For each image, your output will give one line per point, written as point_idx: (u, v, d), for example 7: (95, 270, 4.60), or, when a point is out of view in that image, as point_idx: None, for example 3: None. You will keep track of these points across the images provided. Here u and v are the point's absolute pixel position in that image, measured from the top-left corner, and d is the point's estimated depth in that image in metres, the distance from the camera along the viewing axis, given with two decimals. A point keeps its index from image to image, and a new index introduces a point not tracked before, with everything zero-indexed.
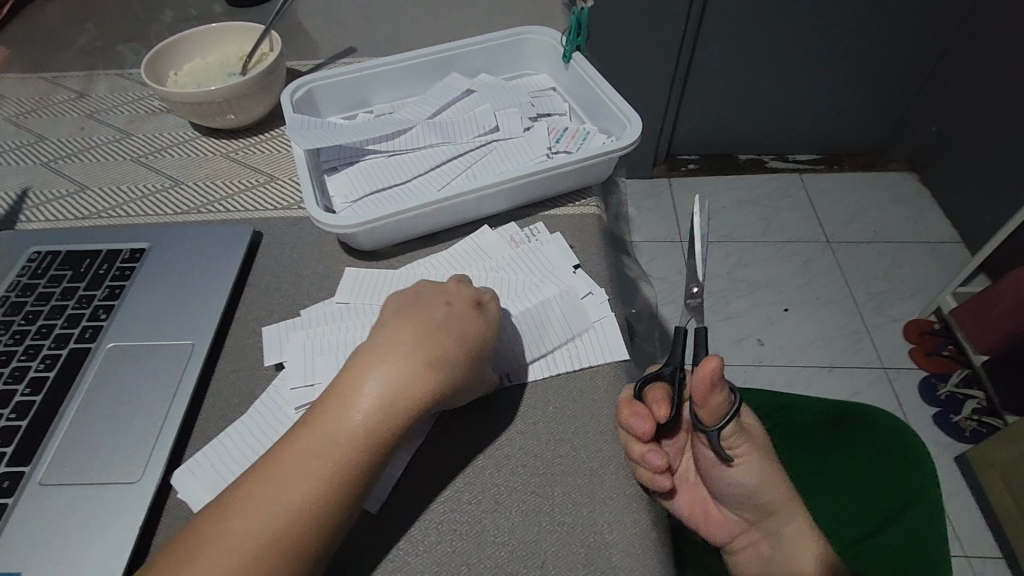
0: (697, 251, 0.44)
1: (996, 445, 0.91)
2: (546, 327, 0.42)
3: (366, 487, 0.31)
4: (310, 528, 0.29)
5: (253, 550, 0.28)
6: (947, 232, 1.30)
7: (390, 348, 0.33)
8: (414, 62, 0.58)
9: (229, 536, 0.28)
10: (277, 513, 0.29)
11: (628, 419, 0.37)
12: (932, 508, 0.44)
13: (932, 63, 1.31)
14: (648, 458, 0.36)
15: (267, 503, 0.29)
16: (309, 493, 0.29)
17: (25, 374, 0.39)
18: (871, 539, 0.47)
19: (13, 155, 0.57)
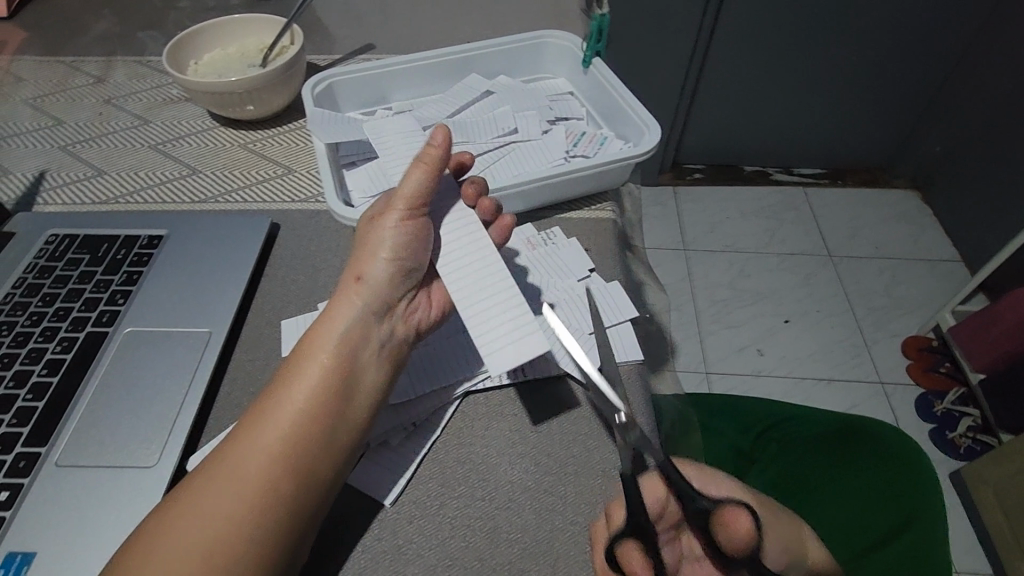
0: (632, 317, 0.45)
1: (991, 463, 0.91)
2: (566, 331, 0.43)
3: (333, 424, 0.34)
4: (276, 460, 0.32)
5: (231, 480, 0.31)
6: (947, 250, 1.31)
7: (347, 286, 0.37)
8: (435, 61, 0.58)
9: (218, 468, 0.32)
10: (248, 443, 0.32)
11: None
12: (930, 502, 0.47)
13: (940, 82, 1.32)
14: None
15: (242, 438, 0.33)
16: (274, 424, 0.33)
17: (42, 356, 0.39)
18: (877, 541, 0.48)
19: (31, 137, 0.57)
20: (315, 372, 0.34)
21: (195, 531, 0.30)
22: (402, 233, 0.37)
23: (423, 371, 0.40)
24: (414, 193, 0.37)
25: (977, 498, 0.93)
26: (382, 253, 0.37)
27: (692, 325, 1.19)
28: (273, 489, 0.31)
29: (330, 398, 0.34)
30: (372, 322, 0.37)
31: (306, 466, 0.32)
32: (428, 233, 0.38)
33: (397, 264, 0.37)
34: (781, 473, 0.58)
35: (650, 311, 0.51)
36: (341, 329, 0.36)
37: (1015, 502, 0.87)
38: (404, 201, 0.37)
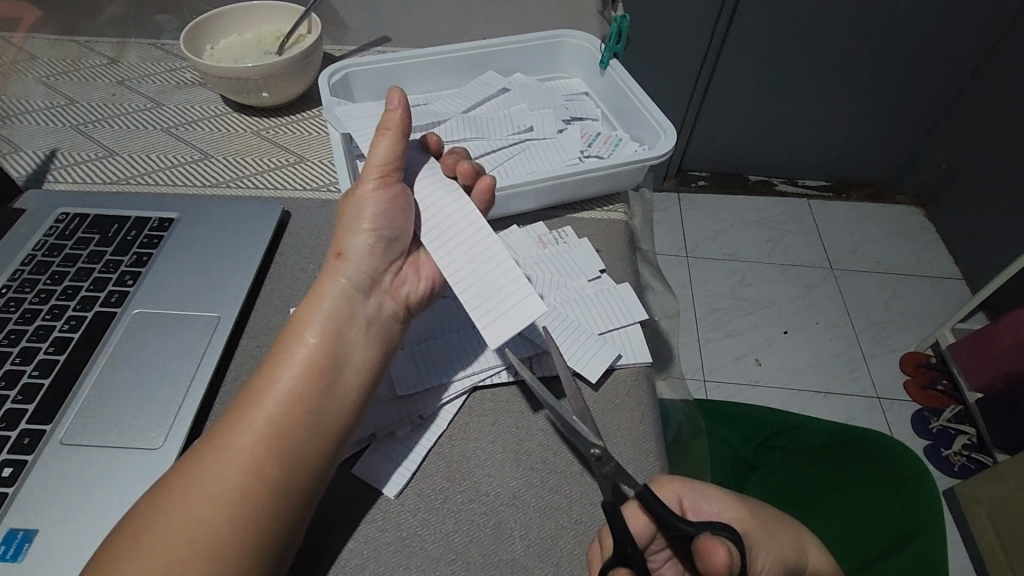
0: (633, 323, 0.44)
1: (986, 481, 0.92)
2: (573, 327, 0.43)
3: (317, 397, 0.34)
4: (262, 438, 0.32)
5: (218, 460, 0.31)
6: (949, 268, 1.31)
7: (331, 269, 0.37)
8: (452, 56, 0.58)
9: (203, 452, 0.32)
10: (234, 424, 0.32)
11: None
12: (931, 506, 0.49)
13: (949, 101, 1.32)
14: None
15: (229, 421, 0.33)
16: (258, 402, 0.33)
17: (49, 334, 0.39)
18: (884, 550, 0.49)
19: (42, 115, 0.57)
20: (298, 350, 0.35)
21: (186, 511, 0.30)
22: (379, 207, 0.37)
23: (421, 356, 0.41)
24: (386, 161, 0.38)
25: (970, 516, 0.93)
26: (364, 229, 0.38)
27: (692, 333, 1.20)
28: (263, 470, 0.31)
29: (311, 372, 0.34)
30: (357, 298, 0.37)
31: (295, 443, 0.32)
32: (402, 201, 0.38)
33: (377, 237, 0.38)
34: (777, 481, 0.58)
35: (656, 314, 0.51)
36: (324, 305, 0.36)
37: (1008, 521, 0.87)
38: (375, 171, 0.38)
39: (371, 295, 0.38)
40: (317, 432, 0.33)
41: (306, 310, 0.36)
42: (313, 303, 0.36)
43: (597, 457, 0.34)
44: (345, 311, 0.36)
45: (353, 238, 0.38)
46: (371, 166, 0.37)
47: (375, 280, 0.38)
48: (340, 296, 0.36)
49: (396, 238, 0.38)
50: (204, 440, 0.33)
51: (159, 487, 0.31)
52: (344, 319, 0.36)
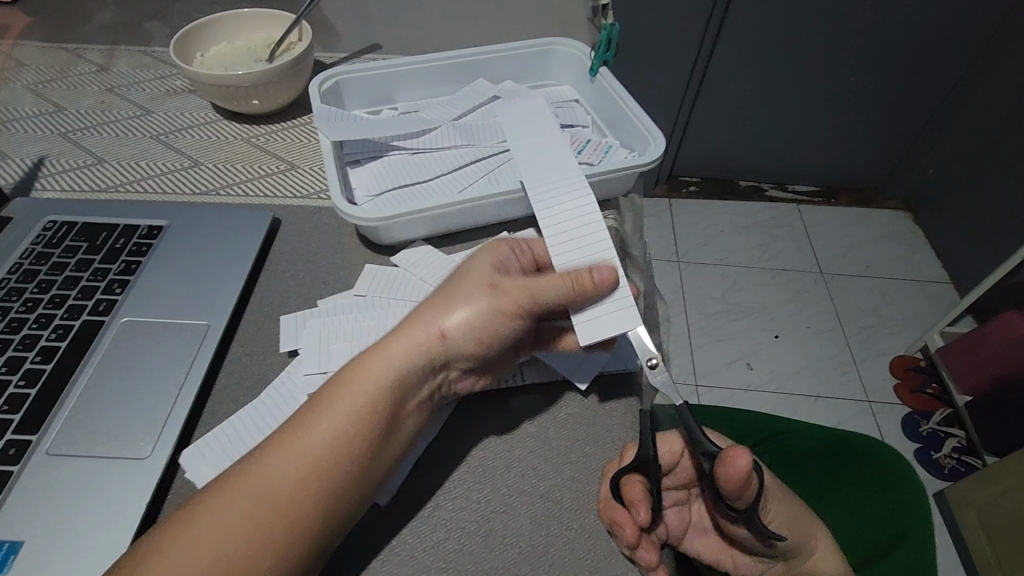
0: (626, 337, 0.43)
1: (975, 483, 0.92)
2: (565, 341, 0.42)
3: (371, 471, 0.33)
4: (311, 493, 0.31)
5: (263, 505, 0.30)
6: (937, 272, 1.33)
7: (421, 329, 0.36)
8: (443, 63, 0.58)
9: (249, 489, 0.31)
10: (287, 471, 0.31)
11: (612, 528, 0.34)
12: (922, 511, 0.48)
13: (935, 107, 1.34)
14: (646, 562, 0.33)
15: (282, 462, 0.32)
16: (319, 457, 0.32)
17: (35, 343, 0.39)
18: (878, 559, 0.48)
19: (30, 123, 0.56)
20: (373, 418, 0.33)
21: (203, 548, 0.29)
22: (493, 304, 0.36)
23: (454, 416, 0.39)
24: (540, 299, 0.36)
25: (960, 518, 0.93)
26: (473, 310, 0.36)
27: (683, 338, 1.20)
28: (299, 530, 0.30)
29: (365, 443, 0.33)
30: (432, 372, 0.35)
31: (337, 510, 0.32)
32: (516, 332, 0.37)
33: (478, 322, 0.36)
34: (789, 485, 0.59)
35: (650, 320, 0.51)
36: (408, 374, 0.34)
37: (998, 522, 0.87)
38: (520, 302, 0.36)
39: (434, 373, 0.36)
40: (348, 510, 0.32)
41: (376, 364, 0.34)
42: (389, 357, 0.34)
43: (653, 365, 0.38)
44: (408, 384, 0.35)
45: (454, 315, 0.36)
46: (524, 297, 0.36)
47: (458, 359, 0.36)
48: (414, 365, 0.34)
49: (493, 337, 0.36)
50: (231, 473, 0.32)
51: (182, 512, 0.31)
52: (405, 393, 0.34)
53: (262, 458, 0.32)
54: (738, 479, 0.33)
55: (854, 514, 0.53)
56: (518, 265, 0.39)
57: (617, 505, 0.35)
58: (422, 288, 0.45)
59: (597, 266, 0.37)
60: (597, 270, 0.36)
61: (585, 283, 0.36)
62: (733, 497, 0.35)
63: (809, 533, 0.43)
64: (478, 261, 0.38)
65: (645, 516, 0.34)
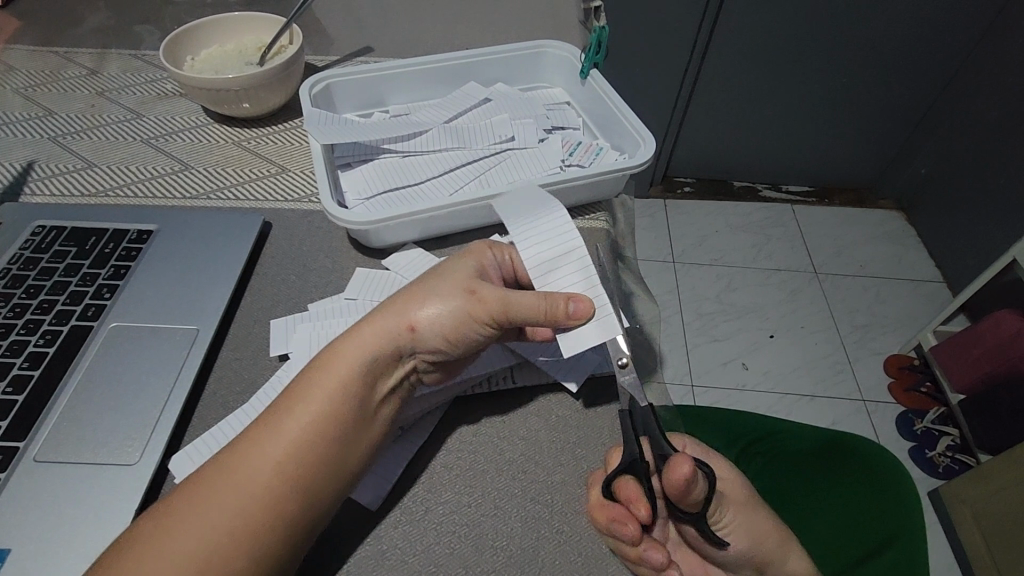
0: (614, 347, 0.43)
1: (969, 482, 0.92)
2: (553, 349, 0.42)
3: (341, 462, 0.33)
4: (280, 482, 0.31)
5: (234, 492, 0.31)
6: (930, 271, 1.33)
7: (390, 322, 0.36)
8: (434, 66, 0.58)
9: (222, 476, 0.31)
10: (255, 460, 0.32)
11: (609, 528, 0.33)
12: (909, 510, 0.49)
13: (927, 107, 1.35)
14: (646, 558, 0.33)
15: (252, 452, 0.32)
16: (287, 446, 0.32)
17: (24, 348, 0.39)
18: (869, 559, 0.48)
19: (19, 127, 0.56)
20: (340, 408, 0.33)
21: (187, 533, 0.30)
22: (463, 303, 0.36)
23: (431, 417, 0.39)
24: (511, 312, 0.35)
25: (955, 517, 0.93)
26: (443, 307, 0.36)
27: (679, 338, 1.20)
28: (267, 518, 0.31)
29: (339, 427, 0.33)
30: (396, 364, 0.36)
31: (307, 501, 0.32)
32: (490, 337, 0.37)
33: (447, 318, 0.36)
34: (777, 485, 0.59)
35: (643, 321, 0.51)
36: (375, 364, 0.35)
37: (992, 520, 0.88)
38: (492, 311, 0.36)
39: (405, 362, 0.36)
40: (326, 494, 0.32)
41: (349, 350, 0.35)
42: (361, 344, 0.35)
43: (623, 365, 0.38)
44: (378, 371, 0.35)
45: (423, 311, 0.36)
46: (495, 305, 0.35)
47: (428, 355, 0.36)
48: (385, 352, 0.35)
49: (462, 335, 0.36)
50: (214, 461, 0.32)
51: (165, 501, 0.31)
52: (376, 380, 0.35)
53: (235, 447, 0.32)
54: (680, 484, 0.33)
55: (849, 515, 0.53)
56: (498, 275, 0.39)
57: (612, 504, 0.34)
58: None
59: (575, 296, 0.35)
60: (573, 304, 0.35)
61: (559, 314, 0.35)
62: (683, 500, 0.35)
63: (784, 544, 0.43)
64: (455, 265, 0.38)
65: (646, 515, 0.35)
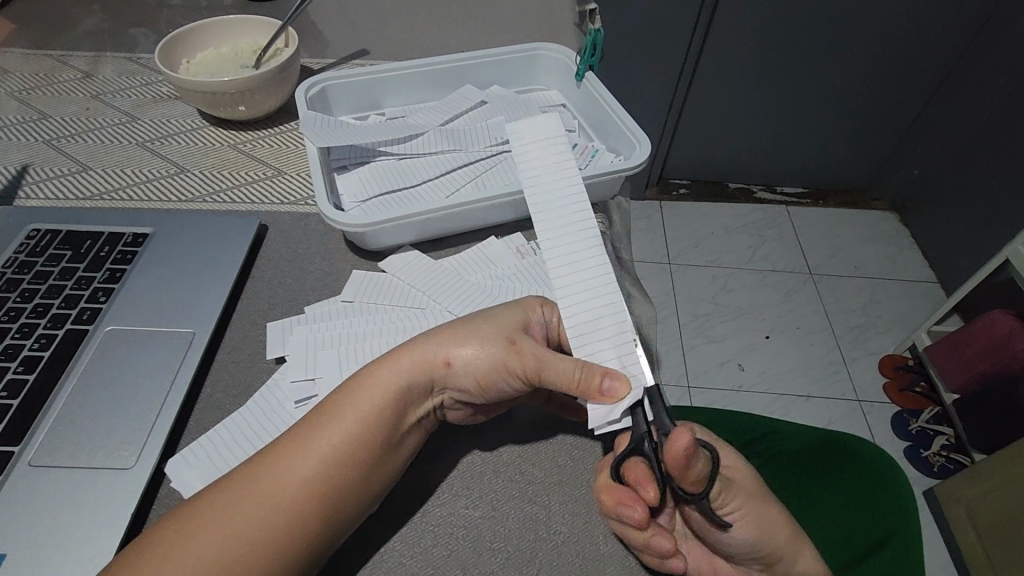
0: None
1: (964, 481, 0.93)
2: None
3: (363, 491, 0.33)
4: (302, 501, 0.31)
5: (256, 500, 0.31)
6: (924, 271, 1.34)
7: (431, 357, 0.36)
8: (430, 69, 0.59)
9: (245, 482, 0.31)
10: (281, 473, 0.31)
11: (616, 511, 0.34)
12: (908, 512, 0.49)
13: (920, 108, 1.36)
14: (653, 546, 0.33)
15: (277, 464, 0.32)
16: (313, 467, 0.32)
17: (18, 352, 0.38)
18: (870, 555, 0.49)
19: (14, 130, 0.56)
20: (371, 437, 0.33)
21: (203, 537, 0.30)
22: (501, 354, 0.36)
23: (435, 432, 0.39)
24: (544, 375, 0.35)
25: (951, 516, 0.94)
26: (482, 348, 0.36)
27: (675, 339, 1.21)
28: (282, 534, 0.30)
29: (367, 458, 0.33)
30: (427, 395, 0.36)
31: (322, 525, 0.31)
32: (519, 391, 0.37)
33: (484, 360, 0.36)
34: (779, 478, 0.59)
35: (639, 322, 0.51)
36: (409, 396, 0.35)
37: (987, 519, 0.88)
38: (528, 367, 0.35)
39: (435, 393, 0.36)
40: (344, 521, 0.32)
41: (386, 376, 0.34)
42: (398, 371, 0.35)
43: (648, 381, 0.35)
44: (411, 400, 0.35)
45: (462, 345, 0.36)
46: (533, 362, 0.35)
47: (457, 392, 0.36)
48: (420, 383, 0.35)
49: (495, 385, 0.36)
50: (238, 469, 0.32)
51: (187, 505, 0.31)
52: (408, 410, 0.35)
53: (261, 454, 0.33)
54: (681, 458, 0.33)
55: (853, 511, 0.53)
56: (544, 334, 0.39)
57: (619, 487, 0.34)
58: (410, 294, 0.45)
59: (612, 372, 0.33)
60: (607, 380, 0.33)
61: (590, 387, 0.33)
62: (683, 478, 0.35)
63: (784, 545, 0.43)
64: (498, 309, 0.38)
65: (653, 498, 0.35)
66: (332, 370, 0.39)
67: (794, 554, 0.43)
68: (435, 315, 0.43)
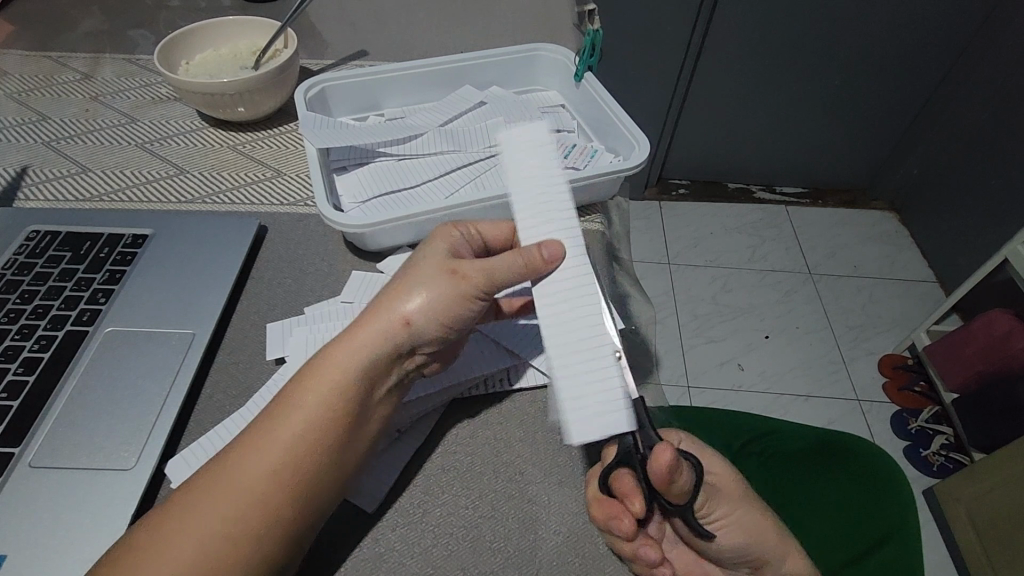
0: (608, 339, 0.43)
1: (963, 480, 0.93)
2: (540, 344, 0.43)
3: (334, 464, 0.32)
4: (275, 488, 0.31)
5: (227, 499, 0.30)
6: (923, 271, 1.34)
7: (380, 321, 0.33)
8: (428, 70, 0.59)
9: (214, 482, 0.31)
10: (247, 467, 0.31)
11: (607, 523, 0.34)
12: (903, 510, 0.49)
13: (918, 107, 1.36)
14: (641, 555, 0.33)
15: (242, 459, 0.31)
16: (278, 454, 0.31)
17: (18, 354, 0.38)
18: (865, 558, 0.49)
19: (14, 132, 0.56)
20: (330, 414, 0.32)
21: (185, 539, 0.29)
22: (450, 294, 0.34)
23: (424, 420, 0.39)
24: (495, 280, 0.34)
25: (950, 515, 0.94)
26: (433, 301, 0.34)
27: (675, 339, 1.21)
28: (260, 524, 0.30)
29: (332, 436, 0.32)
30: (387, 365, 0.34)
31: (299, 506, 0.31)
32: (479, 312, 0.36)
33: (437, 313, 0.34)
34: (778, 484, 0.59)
35: (638, 322, 0.51)
36: (367, 369, 0.33)
37: (986, 518, 0.88)
38: (479, 287, 0.34)
39: (404, 358, 0.35)
40: (322, 500, 0.32)
41: (341, 355, 0.33)
42: (351, 349, 0.33)
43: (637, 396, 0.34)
44: (376, 374, 0.34)
45: (411, 302, 0.34)
46: (480, 279, 0.34)
47: (415, 348, 0.35)
48: (377, 356, 0.33)
49: (452, 323, 0.35)
50: (209, 468, 0.32)
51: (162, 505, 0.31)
52: (370, 381, 0.33)
53: (229, 450, 0.32)
54: (664, 474, 0.33)
55: (858, 512, 0.52)
56: (470, 250, 0.38)
57: (609, 499, 0.35)
58: None
59: (547, 241, 0.33)
60: (546, 247, 0.33)
61: (534, 262, 0.33)
62: (668, 492, 0.35)
63: (780, 545, 0.44)
64: (437, 251, 0.36)
65: (640, 509, 0.35)
66: None
67: (783, 554, 0.44)
68: None
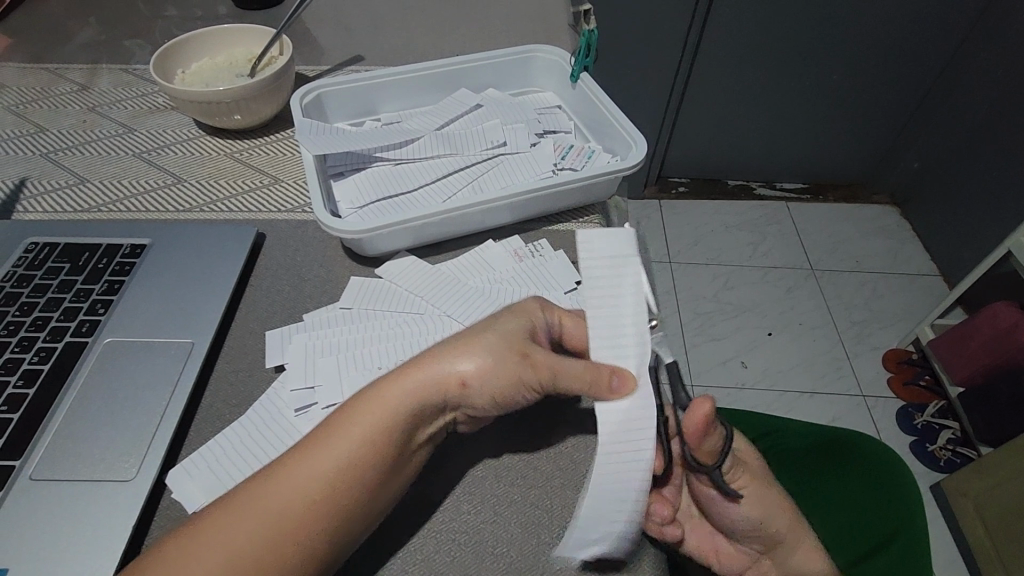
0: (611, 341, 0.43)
1: (971, 474, 0.93)
2: None
3: (368, 508, 0.32)
4: (307, 518, 0.31)
5: (261, 517, 0.30)
6: (926, 265, 1.34)
7: (439, 376, 0.34)
8: (423, 74, 0.59)
9: (252, 496, 0.31)
10: (285, 490, 0.31)
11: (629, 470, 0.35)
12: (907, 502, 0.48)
13: (918, 101, 1.35)
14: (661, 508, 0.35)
15: (282, 481, 0.31)
16: (318, 486, 0.31)
17: (18, 366, 0.38)
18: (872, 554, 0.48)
19: (11, 145, 0.56)
20: (376, 458, 0.32)
21: (216, 548, 0.29)
22: (510, 365, 0.34)
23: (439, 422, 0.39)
24: (561, 374, 0.34)
25: (958, 509, 0.93)
26: (492, 364, 0.34)
27: (677, 338, 1.20)
28: (286, 551, 0.30)
29: (373, 478, 0.32)
30: (433, 415, 0.34)
31: (326, 543, 0.31)
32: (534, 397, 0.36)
33: (492, 376, 0.34)
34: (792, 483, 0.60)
35: None
36: (415, 417, 0.33)
37: (996, 511, 0.87)
38: (542, 369, 0.34)
39: (447, 411, 0.35)
40: (348, 539, 0.32)
41: (395, 401, 0.33)
42: (405, 395, 0.33)
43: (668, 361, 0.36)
44: (416, 426, 0.34)
45: (470, 360, 0.34)
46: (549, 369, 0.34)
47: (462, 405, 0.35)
48: (426, 405, 0.33)
49: (506, 394, 0.35)
50: (242, 486, 0.32)
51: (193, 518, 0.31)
52: (415, 430, 0.34)
53: (271, 468, 0.32)
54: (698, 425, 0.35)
55: (866, 506, 0.51)
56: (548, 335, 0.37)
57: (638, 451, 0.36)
58: (407, 299, 0.45)
59: (620, 371, 0.32)
60: (618, 378, 0.32)
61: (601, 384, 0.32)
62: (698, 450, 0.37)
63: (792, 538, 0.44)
64: (507, 319, 0.36)
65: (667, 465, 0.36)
66: (331, 378, 0.39)
67: (792, 543, 0.44)
68: (434, 319, 0.43)
